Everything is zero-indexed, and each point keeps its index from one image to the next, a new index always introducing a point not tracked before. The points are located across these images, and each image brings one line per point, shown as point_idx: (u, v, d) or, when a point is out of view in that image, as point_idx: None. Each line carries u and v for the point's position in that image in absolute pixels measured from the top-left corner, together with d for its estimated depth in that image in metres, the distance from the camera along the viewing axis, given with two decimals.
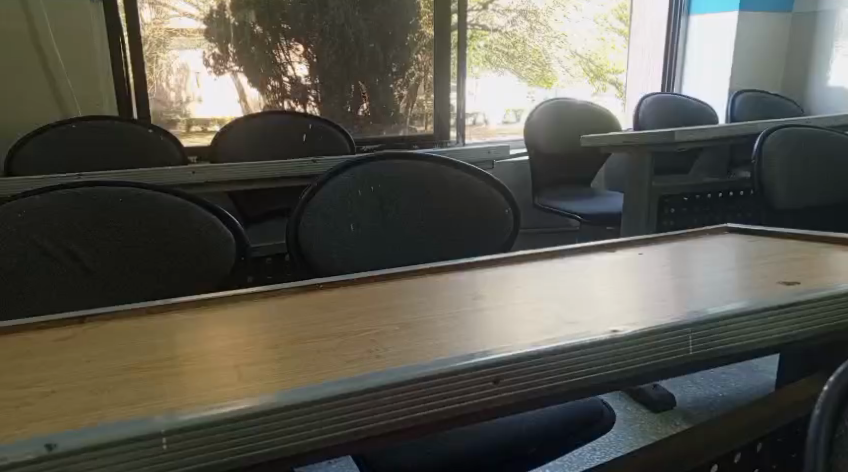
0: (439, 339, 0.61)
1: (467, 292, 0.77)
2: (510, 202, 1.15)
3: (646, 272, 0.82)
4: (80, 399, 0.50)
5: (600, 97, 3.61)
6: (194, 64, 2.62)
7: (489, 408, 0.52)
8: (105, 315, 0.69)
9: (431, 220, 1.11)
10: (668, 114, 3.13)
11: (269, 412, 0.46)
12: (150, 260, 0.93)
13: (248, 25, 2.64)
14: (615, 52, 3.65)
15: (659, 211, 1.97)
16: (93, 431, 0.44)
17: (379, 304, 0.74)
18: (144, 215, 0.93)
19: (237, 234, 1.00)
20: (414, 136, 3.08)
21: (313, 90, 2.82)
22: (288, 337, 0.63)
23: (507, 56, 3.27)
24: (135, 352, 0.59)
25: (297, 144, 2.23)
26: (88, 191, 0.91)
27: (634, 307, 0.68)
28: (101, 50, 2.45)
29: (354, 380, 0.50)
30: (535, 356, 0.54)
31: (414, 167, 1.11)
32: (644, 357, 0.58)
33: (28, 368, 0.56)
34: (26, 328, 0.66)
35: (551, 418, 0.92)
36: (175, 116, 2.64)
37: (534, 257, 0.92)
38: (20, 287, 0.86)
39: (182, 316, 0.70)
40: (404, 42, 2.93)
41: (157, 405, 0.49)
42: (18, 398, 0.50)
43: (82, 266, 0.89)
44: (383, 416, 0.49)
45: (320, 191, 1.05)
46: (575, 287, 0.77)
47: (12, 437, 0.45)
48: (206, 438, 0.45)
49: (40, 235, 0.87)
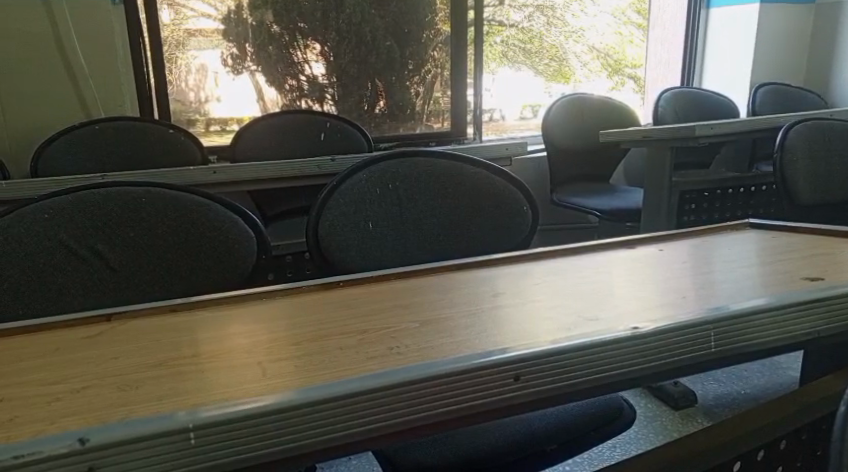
0: (460, 337, 0.61)
1: (486, 290, 0.77)
2: (528, 198, 1.16)
3: (666, 268, 0.82)
4: (109, 395, 0.51)
5: (619, 92, 3.59)
6: (213, 64, 2.64)
7: (508, 404, 0.52)
8: (130, 313, 0.71)
9: (448, 217, 1.11)
10: (687, 109, 3.10)
11: (293, 408, 0.47)
12: (172, 259, 0.95)
13: (264, 24, 2.66)
14: (634, 46, 3.61)
15: (680, 207, 1.95)
16: (123, 424, 0.44)
17: (398, 301, 0.74)
18: (167, 215, 0.94)
19: (258, 234, 1.01)
20: (431, 134, 3.08)
21: (330, 89, 2.83)
22: (309, 334, 0.63)
23: (524, 51, 3.25)
24: (162, 349, 0.60)
25: (315, 143, 2.24)
26: (113, 190, 0.92)
27: (655, 304, 0.68)
28: (123, 51, 2.47)
29: (376, 375, 0.51)
30: (555, 353, 0.54)
31: (432, 164, 1.11)
32: (665, 354, 0.58)
33: (58, 365, 0.58)
34: (55, 326, 0.67)
35: (570, 415, 0.92)
36: (194, 115, 2.66)
37: (553, 254, 0.92)
38: (47, 286, 0.87)
39: (205, 314, 0.71)
40: (420, 38, 2.93)
41: (184, 401, 0.50)
42: (49, 394, 0.51)
43: (107, 265, 0.91)
44: (405, 412, 0.49)
45: (339, 189, 1.05)
46: (595, 284, 0.77)
47: (44, 432, 0.46)
48: (230, 434, 0.45)
49: (65, 234, 0.88)
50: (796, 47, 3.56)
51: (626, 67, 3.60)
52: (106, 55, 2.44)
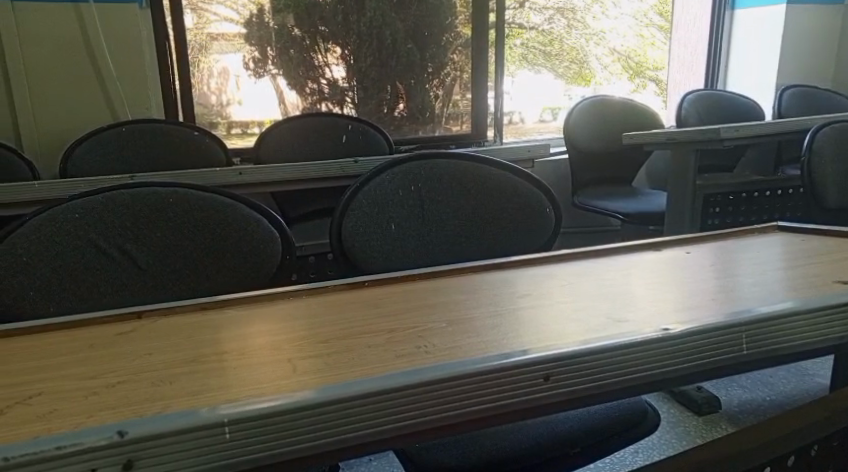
0: (487, 336, 0.61)
1: (511, 291, 0.77)
2: (551, 201, 1.15)
3: (691, 272, 0.81)
4: (144, 390, 0.52)
5: (641, 95, 3.56)
6: (235, 67, 2.66)
7: (538, 404, 0.52)
8: (161, 310, 0.72)
9: (469, 219, 1.11)
10: (711, 111, 3.07)
11: (324, 405, 0.47)
12: (198, 258, 0.96)
13: (286, 28, 2.68)
14: (655, 48, 3.58)
15: (704, 209, 1.93)
16: (159, 418, 0.45)
17: (423, 301, 0.74)
18: (193, 215, 0.95)
19: (283, 234, 1.01)
20: (451, 136, 3.08)
21: (350, 92, 2.85)
22: (335, 333, 0.64)
23: (544, 54, 3.23)
24: (192, 345, 0.61)
25: (337, 145, 2.26)
26: (142, 190, 0.93)
27: (684, 306, 0.67)
28: (149, 53, 2.51)
29: (406, 373, 0.51)
30: (584, 353, 0.54)
31: (454, 166, 1.10)
32: (695, 356, 0.57)
33: (92, 360, 0.59)
34: (88, 322, 0.69)
35: (595, 417, 0.92)
36: (216, 118, 2.68)
37: (578, 256, 0.92)
38: (77, 285, 0.89)
39: (234, 312, 0.72)
40: (441, 41, 2.94)
41: (218, 397, 0.50)
42: (87, 388, 0.52)
43: (136, 264, 0.92)
44: (436, 409, 0.50)
45: (362, 191, 1.06)
46: (620, 286, 0.77)
47: (84, 424, 0.47)
48: (263, 429, 0.46)
49: (96, 234, 0.89)
50: (821, 50, 3.51)
51: (648, 69, 3.57)
52: (132, 57, 2.48)
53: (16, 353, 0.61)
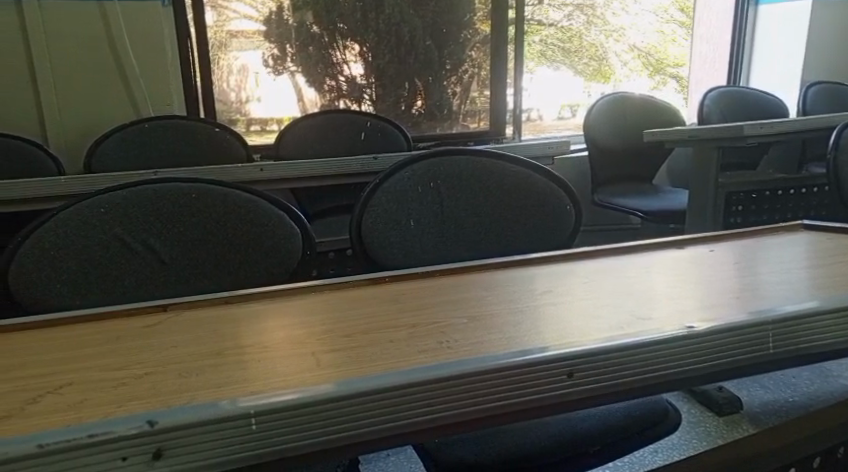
0: (509, 333, 0.61)
1: (532, 287, 0.77)
2: (572, 198, 1.14)
3: (714, 270, 0.80)
4: (172, 382, 0.52)
5: (661, 92, 3.52)
6: (254, 64, 2.67)
7: (561, 401, 0.52)
8: (186, 303, 0.73)
9: (488, 216, 1.11)
10: (733, 109, 3.04)
11: (349, 398, 0.48)
12: (220, 253, 0.96)
13: (305, 25, 2.69)
14: (676, 45, 3.54)
15: (726, 208, 1.91)
16: (186, 408, 0.46)
17: (444, 297, 0.74)
18: (215, 210, 0.95)
19: (304, 229, 1.02)
20: (469, 133, 3.07)
21: (368, 89, 2.85)
22: (358, 327, 0.64)
23: (563, 50, 3.22)
24: (216, 338, 0.62)
25: (356, 142, 2.26)
26: (166, 185, 0.94)
27: (707, 305, 0.67)
28: (171, 51, 2.53)
29: (430, 368, 0.51)
30: (608, 350, 0.54)
31: (473, 163, 1.10)
32: (720, 354, 0.57)
33: (119, 352, 0.59)
34: (114, 314, 0.70)
35: (615, 417, 0.92)
36: (236, 115, 2.70)
37: (599, 254, 0.91)
38: (102, 278, 0.91)
39: (256, 306, 0.73)
40: (459, 38, 2.93)
41: (243, 389, 0.51)
42: (115, 379, 0.53)
43: (159, 259, 0.93)
44: (460, 403, 0.50)
45: (381, 186, 1.07)
46: (641, 284, 0.76)
47: (113, 413, 0.48)
48: (288, 421, 0.46)
49: (120, 229, 0.90)
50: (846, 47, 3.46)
51: (668, 66, 3.53)
52: (154, 54, 2.50)
53: (45, 344, 0.62)
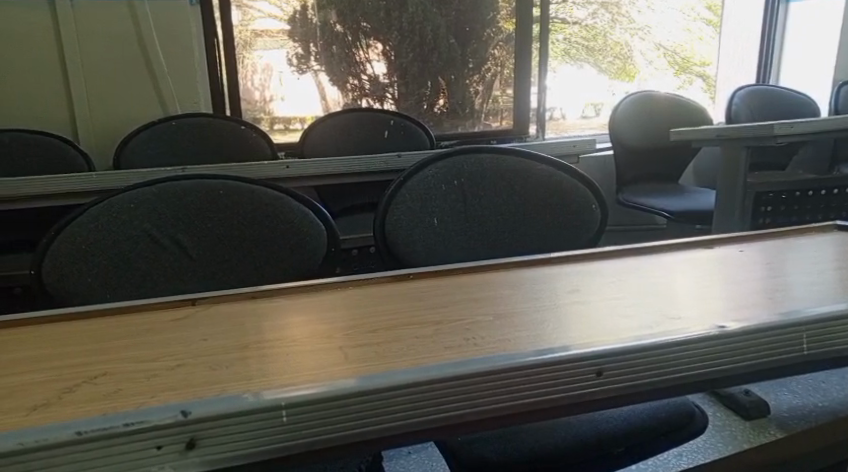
0: (535, 330, 0.61)
1: (558, 286, 0.76)
2: (598, 197, 1.13)
3: (743, 270, 0.79)
4: (202, 374, 0.53)
5: (686, 91, 3.46)
6: (278, 63, 2.69)
7: (590, 399, 0.52)
8: (214, 298, 0.73)
9: (512, 215, 1.10)
10: (762, 108, 2.99)
11: (375, 393, 0.48)
12: (246, 249, 0.97)
13: (329, 24, 2.70)
14: (703, 43, 3.48)
15: (754, 207, 1.88)
16: (217, 400, 0.46)
17: (470, 295, 0.74)
18: (242, 206, 0.96)
19: (329, 227, 1.02)
20: (490, 132, 3.07)
21: (391, 88, 2.86)
22: (384, 323, 0.64)
23: (587, 49, 3.19)
24: (245, 332, 0.62)
25: (379, 140, 2.27)
26: (192, 182, 0.95)
27: (738, 305, 0.66)
28: (198, 50, 2.57)
29: (457, 363, 0.51)
30: (637, 350, 0.53)
31: (497, 161, 1.10)
32: (752, 354, 0.56)
33: (151, 343, 0.60)
34: (144, 308, 0.70)
35: (640, 418, 0.91)
36: (259, 113, 2.72)
37: (626, 253, 0.91)
38: (132, 272, 0.92)
39: (282, 302, 0.73)
40: (482, 36, 2.93)
41: (271, 382, 0.51)
42: (148, 370, 0.54)
43: (187, 254, 0.94)
44: (487, 401, 0.50)
45: (406, 184, 1.07)
46: (669, 284, 0.75)
47: (147, 404, 0.48)
48: (318, 414, 0.47)
49: (149, 224, 0.92)
50: None
51: (694, 65, 3.48)
52: (182, 54, 2.53)
53: (79, 335, 0.63)
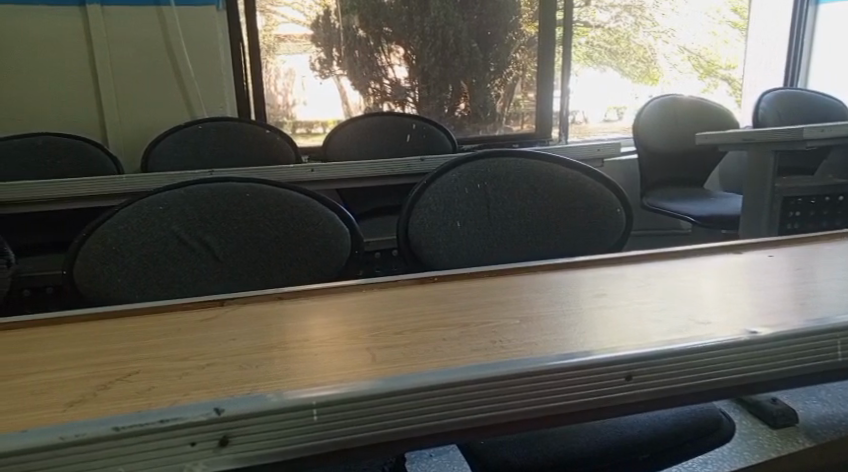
0: (563, 334, 0.61)
1: (583, 290, 0.76)
2: (622, 200, 1.12)
3: (773, 276, 0.78)
4: (233, 373, 0.54)
5: (711, 94, 3.43)
6: (301, 68, 2.71)
7: (619, 404, 0.52)
8: (242, 298, 0.74)
9: (535, 218, 1.10)
10: (790, 111, 2.95)
11: (403, 393, 0.48)
12: (272, 251, 0.98)
13: (351, 29, 2.72)
14: (728, 46, 3.44)
15: (783, 211, 1.86)
16: (249, 398, 0.47)
17: (495, 298, 0.74)
18: (268, 209, 0.97)
19: (352, 229, 1.03)
20: (512, 136, 3.07)
21: (412, 92, 2.87)
22: (411, 325, 0.65)
23: (610, 53, 3.17)
24: (271, 333, 0.63)
25: (401, 144, 2.28)
26: (221, 185, 0.96)
27: (767, 310, 0.65)
28: (224, 56, 2.59)
29: (485, 365, 0.51)
30: (667, 354, 0.53)
31: (521, 164, 1.09)
32: (784, 360, 0.56)
33: (182, 343, 0.61)
34: (173, 307, 0.71)
35: (664, 424, 0.90)
36: (282, 118, 2.74)
37: (651, 257, 0.90)
38: (160, 273, 0.93)
39: (310, 302, 0.74)
40: (504, 40, 2.92)
41: (302, 382, 0.52)
42: (180, 368, 0.55)
43: (214, 256, 0.96)
44: (515, 403, 0.50)
45: (429, 187, 1.07)
46: (696, 288, 0.75)
47: (180, 401, 0.49)
48: (347, 414, 0.47)
49: (177, 226, 0.93)
50: None
51: (720, 68, 3.44)
52: (208, 58, 2.57)
53: (112, 333, 0.64)
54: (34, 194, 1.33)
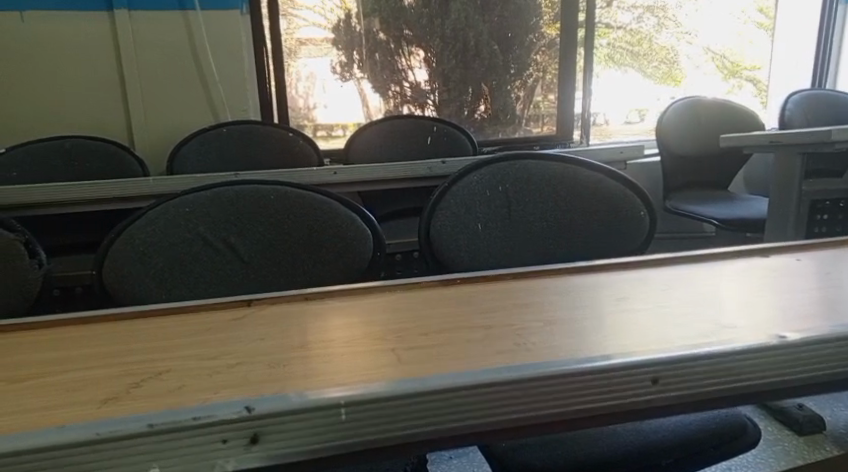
0: (589, 338, 0.61)
1: (607, 293, 0.76)
2: (646, 203, 1.11)
3: (801, 280, 0.77)
4: (261, 372, 0.54)
5: (736, 96, 3.39)
6: (321, 71, 2.73)
7: (645, 407, 0.52)
8: (268, 299, 0.75)
9: (558, 221, 1.09)
10: (817, 113, 2.91)
11: (430, 394, 0.48)
12: (296, 253, 0.99)
13: (372, 32, 2.74)
14: (753, 47, 3.40)
15: (810, 214, 1.84)
16: (278, 397, 0.47)
17: (518, 300, 0.74)
18: (292, 211, 0.98)
19: (375, 231, 1.04)
20: (533, 138, 3.06)
21: (431, 94, 2.87)
22: (435, 326, 0.65)
23: (632, 54, 3.15)
24: (297, 333, 0.64)
25: (422, 146, 2.28)
26: (246, 187, 0.97)
27: (795, 315, 0.65)
28: (248, 59, 2.62)
29: (512, 367, 0.51)
30: (694, 357, 0.53)
31: (543, 167, 1.10)
32: (813, 364, 0.55)
33: (210, 342, 0.62)
34: (201, 307, 0.72)
35: (689, 429, 0.89)
36: (303, 120, 2.77)
37: (676, 260, 0.90)
38: (186, 274, 0.94)
39: (334, 303, 0.75)
40: (525, 42, 2.92)
41: (329, 381, 0.52)
42: (210, 367, 0.56)
43: (239, 257, 0.97)
44: (542, 405, 0.50)
45: (451, 189, 1.08)
46: (720, 292, 0.74)
47: (211, 399, 0.50)
48: (376, 414, 0.47)
49: (203, 227, 0.94)
50: None
51: (744, 69, 3.40)
52: (232, 61, 2.59)
53: (141, 333, 0.65)
54: (63, 196, 1.35)
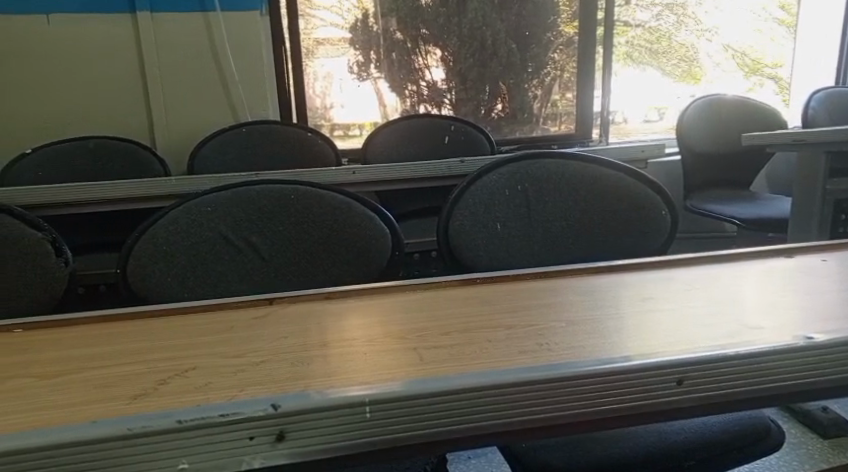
0: (612, 338, 0.60)
1: (629, 293, 0.75)
2: (667, 203, 1.10)
3: (826, 281, 0.76)
4: (285, 370, 0.55)
5: (757, 93, 3.35)
6: (339, 71, 2.75)
7: (670, 408, 0.51)
8: (290, 297, 0.76)
9: (577, 220, 1.09)
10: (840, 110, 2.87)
11: (454, 393, 0.48)
12: (316, 252, 1.00)
13: (389, 32, 2.74)
14: (775, 44, 3.36)
15: (835, 215, 1.81)
16: (303, 395, 0.47)
17: (541, 300, 0.74)
18: (312, 210, 0.99)
19: (394, 231, 1.04)
20: (551, 137, 3.04)
21: (448, 93, 2.87)
22: (458, 326, 0.65)
23: (651, 52, 3.12)
24: (320, 332, 0.64)
25: (439, 145, 2.28)
26: (267, 187, 0.98)
27: (822, 316, 0.64)
28: (267, 59, 2.63)
29: (536, 367, 0.51)
30: (720, 358, 0.52)
31: (563, 166, 1.09)
32: (840, 367, 0.54)
33: (234, 340, 0.62)
34: (223, 306, 0.73)
35: (712, 430, 0.88)
36: (320, 120, 2.78)
37: (698, 260, 0.89)
38: (208, 272, 0.95)
39: (355, 302, 0.75)
40: (542, 40, 2.91)
41: (354, 379, 0.52)
42: (235, 365, 0.56)
43: (260, 256, 0.97)
44: (567, 405, 0.50)
45: (470, 189, 1.07)
46: (744, 293, 0.73)
47: (237, 396, 0.50)
48: (400, 412, 0.47)
49: (225, 226, 0.95)
50: None
51: (765, 67, 3.36)
52: (252, 61, 2.60)
53: (167, 330, 0.66)
54: (87, 195, 1.37)
